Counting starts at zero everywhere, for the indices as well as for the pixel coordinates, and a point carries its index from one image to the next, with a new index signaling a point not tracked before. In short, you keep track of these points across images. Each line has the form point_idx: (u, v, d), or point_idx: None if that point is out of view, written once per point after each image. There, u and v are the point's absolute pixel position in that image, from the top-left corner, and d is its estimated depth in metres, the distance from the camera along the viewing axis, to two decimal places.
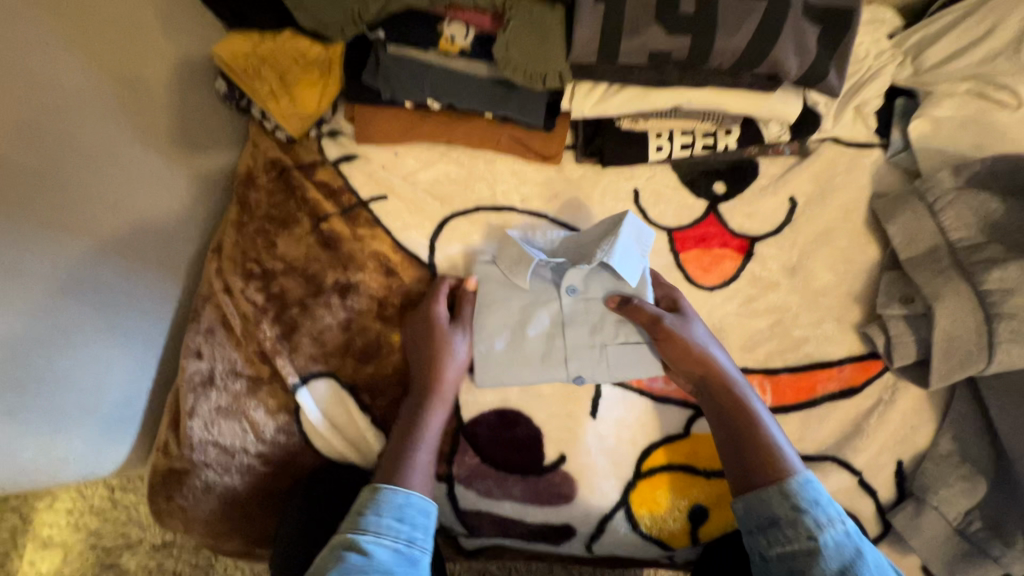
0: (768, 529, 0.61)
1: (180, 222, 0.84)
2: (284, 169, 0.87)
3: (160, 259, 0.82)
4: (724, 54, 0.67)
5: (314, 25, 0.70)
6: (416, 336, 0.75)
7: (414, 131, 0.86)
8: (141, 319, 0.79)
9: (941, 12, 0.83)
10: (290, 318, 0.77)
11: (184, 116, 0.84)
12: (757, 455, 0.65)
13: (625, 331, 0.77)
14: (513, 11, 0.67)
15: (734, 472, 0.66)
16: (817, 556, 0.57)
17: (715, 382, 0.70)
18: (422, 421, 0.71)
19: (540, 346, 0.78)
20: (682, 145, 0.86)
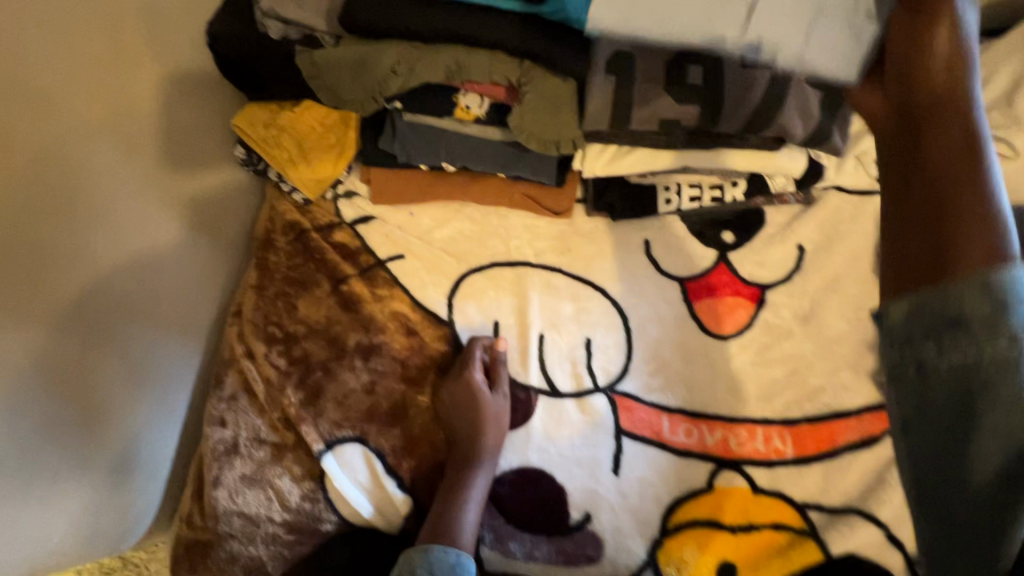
0: (964, 383, 0.39)
1: (187, 285, 0.84)
2: (302, 232, 0.89)
3: (164, 323, 0.81)
4: (733, 121, 0.70)
5: (336, 103, 0.73)
6: (449, 401, 0.77)
7: (430, 192, 0.89)
8: (155, 383, 0.80)
9: None
10: (314, 382, 0.78)
11: (185, 174, 0.84)
12: (951, 206, 0.41)
13: None
14: (529, 85, 0.69)
15: (907, 208, 0.44)
16: (1007, 368, 0.37)
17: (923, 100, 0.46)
18: (463, 488, 0.73)
19: None
20: (691, 198, 0.89)
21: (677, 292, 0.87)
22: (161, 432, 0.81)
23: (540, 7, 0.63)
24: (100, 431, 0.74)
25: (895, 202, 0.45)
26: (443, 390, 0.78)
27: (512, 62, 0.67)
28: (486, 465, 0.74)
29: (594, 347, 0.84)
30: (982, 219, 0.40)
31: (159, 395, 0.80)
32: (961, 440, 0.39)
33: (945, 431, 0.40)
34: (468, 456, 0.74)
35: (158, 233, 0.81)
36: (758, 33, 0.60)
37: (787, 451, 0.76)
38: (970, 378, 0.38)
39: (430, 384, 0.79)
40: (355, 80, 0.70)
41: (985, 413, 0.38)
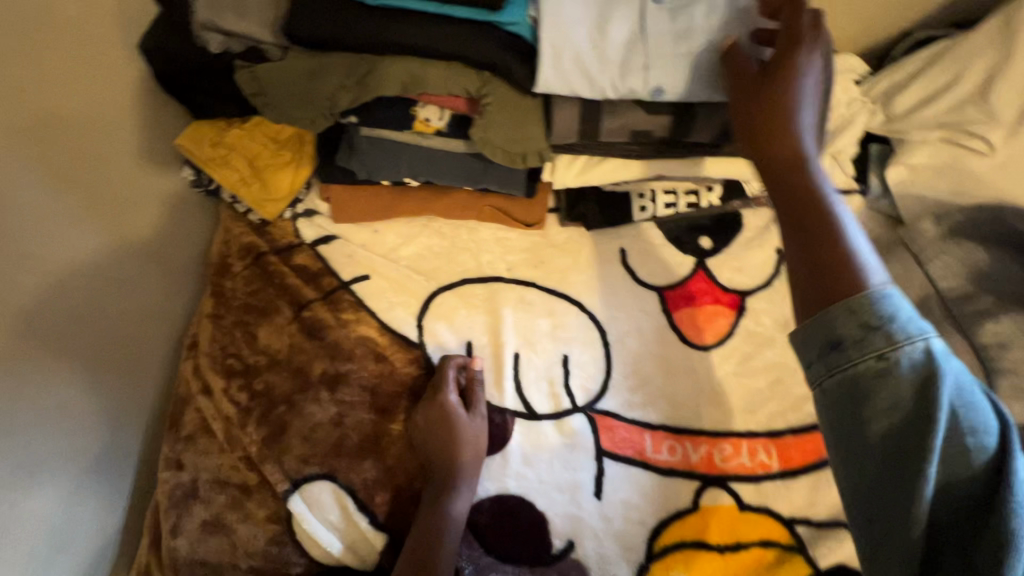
0: (864, 407, 0.40)
1: (128, 318, 0.77)
2: (260, 255, 0.84)
3: (104, 361, 0.74)
4: (707, 128, 0.66)
5: (282, 119, 0.66)
6: (422, 425, 0.72)
7: (396, 208, 0.85)
8: (86, 422, 0.73)
9: (906, 58, 0.84)
10: (277, 418, 0.73)
11: (121, 197, 0.77)
12: (825, 241, 0.44)
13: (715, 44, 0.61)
14: (491, 96, 0.64)
15: (798, 247, 0.46)
16: (889, 379, 0.39)
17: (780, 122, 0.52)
18: (439, 520, 0.68)
19: (606, 47, 0.61)
20: (666, 204, 0.85)
21: (656, 303, 0.85)
22: (102, 473, 0.76)
23: (498, 15, 0.58)
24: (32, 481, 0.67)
25: (799, 243, 0.46)
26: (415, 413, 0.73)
27: (471, 73, 0.63)
28: (463, 493, 0.70)
29: (572, 364, 0.81)
30: (844, 258, 0.43)
31: (95, 433, 0.74)
32: (892, 462, 0.39)
33: (865, 456, 0.40)
34: (444, 485, 0.70)
35: (76, 256, 0.71)
36: (661, 81, 0.62)
37: (773, 465, 0.74)
38: (862, 390, 0.40)
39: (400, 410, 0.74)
40: (299, 95, 0.63)
41: (896, 431, 0.39)
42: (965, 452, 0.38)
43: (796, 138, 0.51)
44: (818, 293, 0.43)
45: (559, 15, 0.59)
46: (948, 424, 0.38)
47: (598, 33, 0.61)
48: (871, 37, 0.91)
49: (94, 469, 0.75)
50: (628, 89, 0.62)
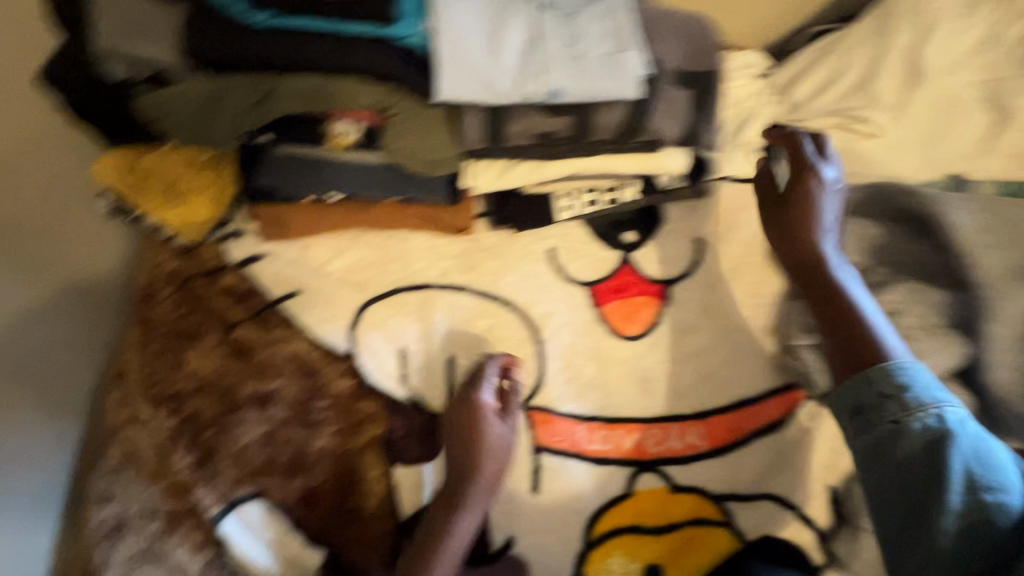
0: (892, 461, 0.50)
1: (42, 353, 0.75)
2: (186, 279, 0.84)
3: (15, 400, 0.72)
4: (604, 128, 0.69)
5: (193, 141, 0.66)
6: (450, 431, 0.76)
7: (321, 222, 0.85)
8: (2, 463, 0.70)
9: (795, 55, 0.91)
10: (205, 442, 0.73)
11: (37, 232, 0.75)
12: (849, 320, 0.60)
13: (604, 44, 0.65)
14: (397, 107, 0.66)
15: (835, 338, 0.60)
16: (902, 438, 0.50)
17: (803, 219, 0.67)
18: (449, 524, 0.70)
19: (503, 56, 0.64)
20: (588, 202, 0.88)
21: (585, 297, 0.87)
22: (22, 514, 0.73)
23: (392, 27, 0.61)
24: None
25: (829, 327, 0.61)
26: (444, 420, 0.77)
27: (372, 86, 0.65)
28: (478, 498, 0.72)
29: (505, 366, 0.81)
30: (872, 340, 0.58)
31: (12, 474, 0.72)
32: (917, 507, 0.49)
33: (899, 500, 0.50)
34: (450, 491, 0.72)
35: None
36: (558, 83, 0.64)
37: (701, 446, 0.76)
38: (883, 447, 0.51)
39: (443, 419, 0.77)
40: (205, 118, 0.63)
41: (920, 479, 0.49)
42: (990, 509, 0.46)
43: (813, 242, 0.66)
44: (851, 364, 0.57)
45: (450, 27, 0.62)
46: (973, 483, 0.47)
47: (492, 42, 0.63)
48: (772, 31, 0.96)
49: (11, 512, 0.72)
50: (527, 93, 0.64)
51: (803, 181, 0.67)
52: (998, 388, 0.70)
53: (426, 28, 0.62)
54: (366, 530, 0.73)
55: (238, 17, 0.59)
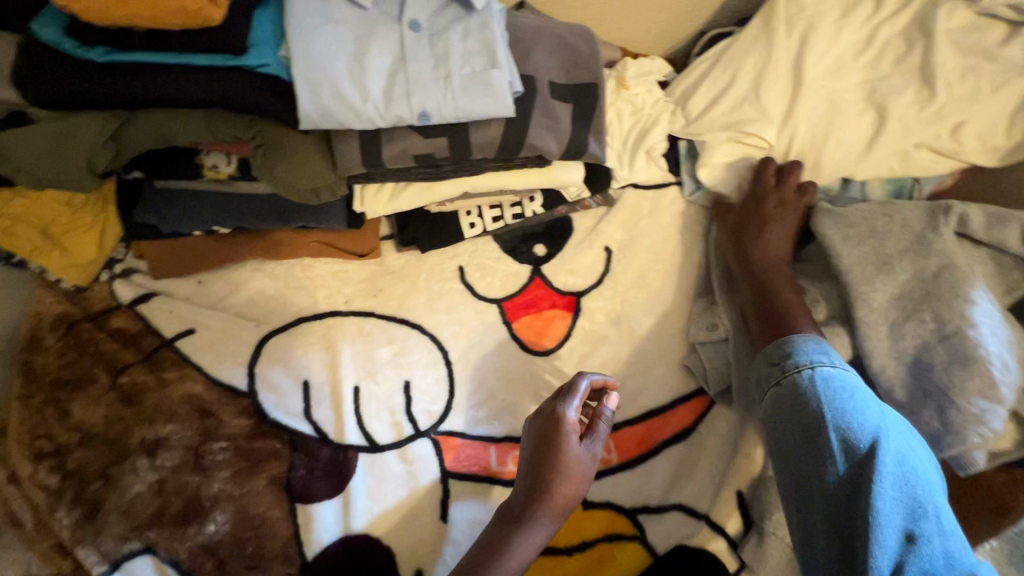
0: (781, 407, 0.65)
1: None
2: (73, 323, 0.80)
3: None
4: (484, 144, 0.67)
5: (48, 184, 0.62)
6: (531, 446, 0.64)
7: (218, 256, 0.82)
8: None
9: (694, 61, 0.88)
10: (91, 496, 0.69)
11: None
12: (771, 307, 0.75)
13: (473, 63, 0.64)
14: (264, 138, 0.64)
15: (760, 321, 0.74)
16: (793, 389, 0.65)
17: (741, 228, 0.82)
18: (499, 554, 0.58)
19: (369, 80, 0.62)
20: (493, 218, 0.87)
21: (495, 314, 0.85)
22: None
23: (243, 58, 0.59)
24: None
25: (755, 310, 0.76)
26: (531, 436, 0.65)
27: (235, 118, 0.63)
28: (541, 526, 0.60)
29: (414, 390, 0.80)
30: (787, 322, 0.72)
31: None
32: (795, 442, 0.63)
33: (780, 435, 0.65)
34: (512, 509, 0.61)
35: None
36: (426, 105, 0.63)
37: (612, 459, 0.75)
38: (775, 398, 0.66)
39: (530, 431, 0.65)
40: (51, 157, 0.61)
41: (780, 416, 0.65)
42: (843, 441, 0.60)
43: (754, 242, 0.80)
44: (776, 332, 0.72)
45: (308, 51, 0.60)
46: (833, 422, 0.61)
47: (355, 67, 0.62)
48: (670, 37, 0.96)
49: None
50: (396, 116, 0.63)
51: (748, 203, 0.83)
52: (882, 378, 0.71)
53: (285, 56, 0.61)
54: None
55: (67, 51, 0.56)
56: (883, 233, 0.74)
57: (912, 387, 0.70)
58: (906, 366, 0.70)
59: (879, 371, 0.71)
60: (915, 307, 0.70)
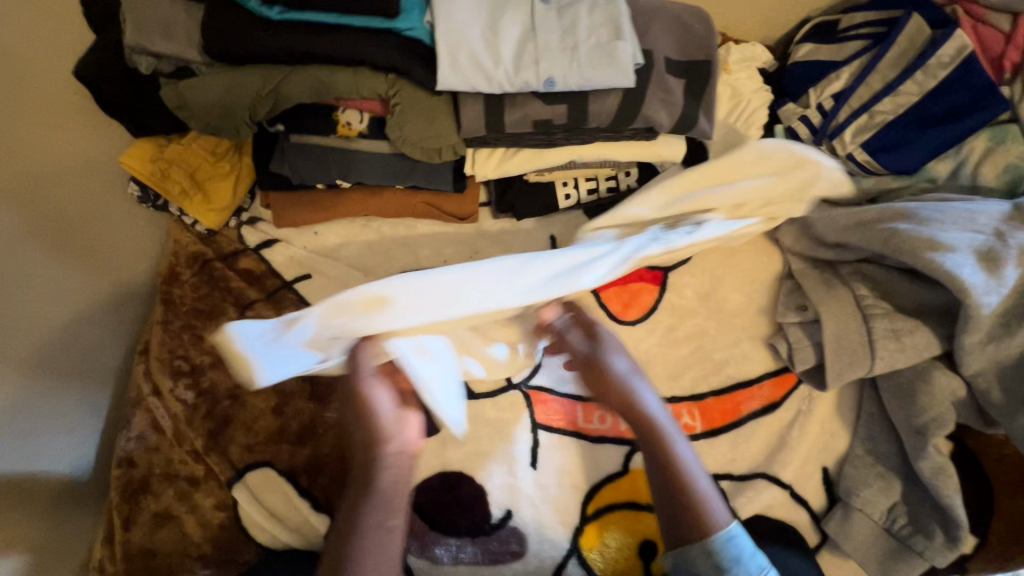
0: None
1: (88, 330, 0.83)
2: (207, 262, 0.88)
3: (72, 368, 0.81)
4: (601, 114, 0.71)
5: (214, 130, 0.71)
6: (359, 466, 0.67)
7: (335, 211, 0.88)
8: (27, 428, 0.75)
9: (807, 54, 0.90)
10: (221, 412, 0.78)
11: (74, 225, 0.81)
12: (668, 480, 0.67)
13: (600, 35, 0.68)
14: (400, 98, 0.70)
15: (664, 498, 0.67)
16: None
17: (614, 388, 0.71)
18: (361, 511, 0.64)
19: (505, 47, 0.67)
20: (588, 190, 0.90)
21: None
22: (59, 482, 0.79)
23: (395, 21, 0.65)
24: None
25: (659, 480, 0.67)
26: (381, 455, 0.67)
27: (378, 76, 0.68)
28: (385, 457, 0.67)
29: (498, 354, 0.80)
30: (697, 497, 0.65)
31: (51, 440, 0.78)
32: None
33: None
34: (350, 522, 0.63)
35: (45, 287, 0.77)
36: (553, 73, 0.67)
37: (697, 426, 0.77)
38: None
39: (381, 458, 0.67)
40: (220, 105, 0.69)
41: None
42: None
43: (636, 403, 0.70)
44: (675, 536, 0.66)
45: (452, 20, 0.66)
46: None
47: (490, 35, 0.67)
48: (770, 25, 0.97)
49: (53, 469, 0.78)
50: (524, 82, 0.67)
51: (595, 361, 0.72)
52: (976, 383, 0.68)
53: (428, 20, 0.67)
54: None
55: (250, 10, 0.64)
56: (984, 222, 0.67)
57: (1007, 391, 0.66)
58: (1000, 370, 0.67)
59: (976, 375, 0.68)
60: (1019, 321, 0.64)
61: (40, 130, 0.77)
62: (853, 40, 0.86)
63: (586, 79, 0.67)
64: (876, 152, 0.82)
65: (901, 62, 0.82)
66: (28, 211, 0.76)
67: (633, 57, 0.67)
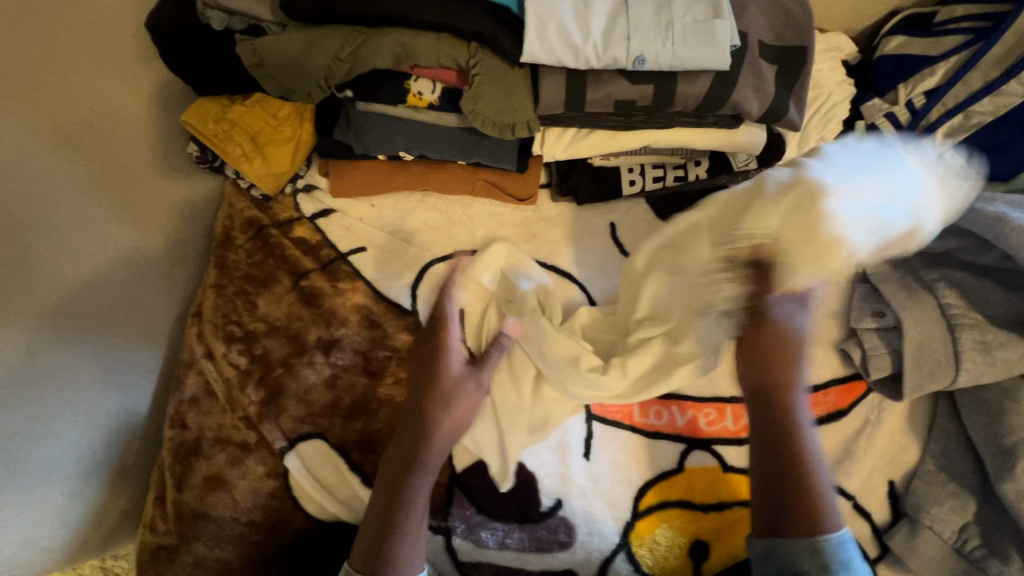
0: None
1: (155, 292, 0.82)
2: (261, 228, 0.86)
3: (138, 331, 0.80)
4: (689, 97, 0.68)
5: (287, 91, 0.71)
6: (401, 442, 0.70)
7: (394, 182, 0.86)
8: (93, 380, 0.76)
9: (898, 47, 0.85)
10: (274, 380, 0.77)
11: (140, 184, 0.81)
12: (799, 471, 0.66)
13: (697, 13, 0.64)
14: (479, 67, 0.67)
15: (785, 490, 0.65)
16: None
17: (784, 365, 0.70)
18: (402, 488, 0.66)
19: (596, 19, 0.64)
20: (654, 178, 0.85)
21: None
22: (120, 441, 0.79)
23: None
24: (48, 432, 0.71)
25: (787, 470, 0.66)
26: (429, 440, 0.69)
27: (461, 44, 0.66)
28: (432, 460, 0.69)
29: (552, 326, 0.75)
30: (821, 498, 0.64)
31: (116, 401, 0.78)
32: None
33: None
34: (394, 493, 0.66)
35: (111, 245, 0.78)
36: (644, 49, 0.64)
37: None
38: None
39: (431, 444, 0.69)
40: (297, 65, 0.67)
41: None
42: None
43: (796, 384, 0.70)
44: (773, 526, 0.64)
45: None
46: None
47: (581, 5, 0.64)
48: (857, 16, 0.91)
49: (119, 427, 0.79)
50: (612, 58, 0.64)
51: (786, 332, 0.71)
52: None
53: None
54: None
55: None
56: None
57: None
58: None
59: None
60: None
61: (106, 85, 0.78)
62: (951, 35, 0.81)
63: (677, 57, 0.64)
64: (967, 155, 0.79)
65: (1005, 60, 0.77)
66: (93, 163, 0.77)
67: (729, 35, 0.64)
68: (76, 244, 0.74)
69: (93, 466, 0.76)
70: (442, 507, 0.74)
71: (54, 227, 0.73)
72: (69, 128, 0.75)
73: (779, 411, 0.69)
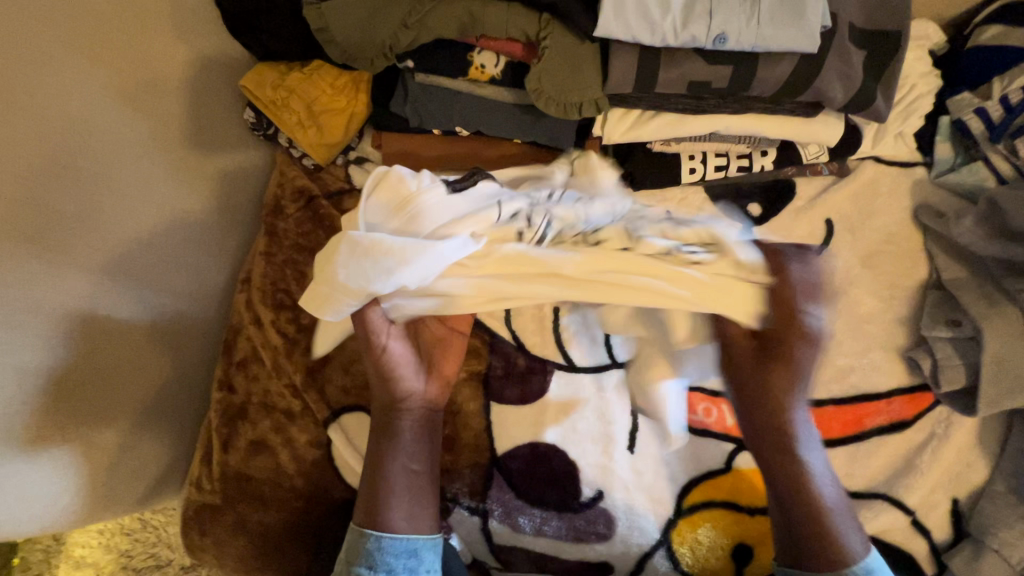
0: None
1: (203, 252, 0.82)
2: (312, 198, 0.84)
3: (188, 291, 0.81)
4: (767, 82, 0.65)
5: (348, 57, 0.69)
6: (377, 431, 0.68)
7: (446, 158, 0.82)
8: (147, 336, 0.77)
9: (994, 38, 0.79)
10: (321, 350, 0.76)
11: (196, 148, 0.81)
12: (804, 486, 0.61)
13: None
14: (549, 41, 0.64)
15: (812, 509, 0.61)
16: None
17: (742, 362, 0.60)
18: (384, 458, 0.66)
19: None
20: (716, 168, 0.81)
21: None
22: (171, 397, 0.81)
23: None
24: (102, 383, 0.73)
25: (801, 485, 0.62)
26: (399, 424, 0.67)
27: (532, 16, 0.64)
28: (411, 423, 0.68)
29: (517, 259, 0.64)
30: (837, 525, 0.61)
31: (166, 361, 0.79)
32: None
33: None
34: (376, 479, 0.65)
35: (164, 208, 0.78)
36: (727, 28, 0.60)
37: None
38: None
39: (401, 426, 0.67)
40: (363, 30, 0.66)
41: None
42: None
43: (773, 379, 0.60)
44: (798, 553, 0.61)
45: None
46: None
47: None
48: (947, 4, 0.84)
49: (167, 386, 0.80)
50: (691, 36, 0.61)
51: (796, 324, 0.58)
52: None
53: None
54: (460, 460, 0.74)
55: None
56: None
57: None
58: None
59: None
60: None
61: (168, 43, 0.78)
62: None
63: (761, 38, 0.60)
64: None
65: None
66: (152, 123, 0.77)
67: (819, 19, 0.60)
68: (131, 203, 0.74)
69: (141, 422, 0.78)
70: (480, 488, 0.74)
71: (111, 182, 0.73)
72: (130, 86, 0.75)
73: (772, 418, 0.62)
